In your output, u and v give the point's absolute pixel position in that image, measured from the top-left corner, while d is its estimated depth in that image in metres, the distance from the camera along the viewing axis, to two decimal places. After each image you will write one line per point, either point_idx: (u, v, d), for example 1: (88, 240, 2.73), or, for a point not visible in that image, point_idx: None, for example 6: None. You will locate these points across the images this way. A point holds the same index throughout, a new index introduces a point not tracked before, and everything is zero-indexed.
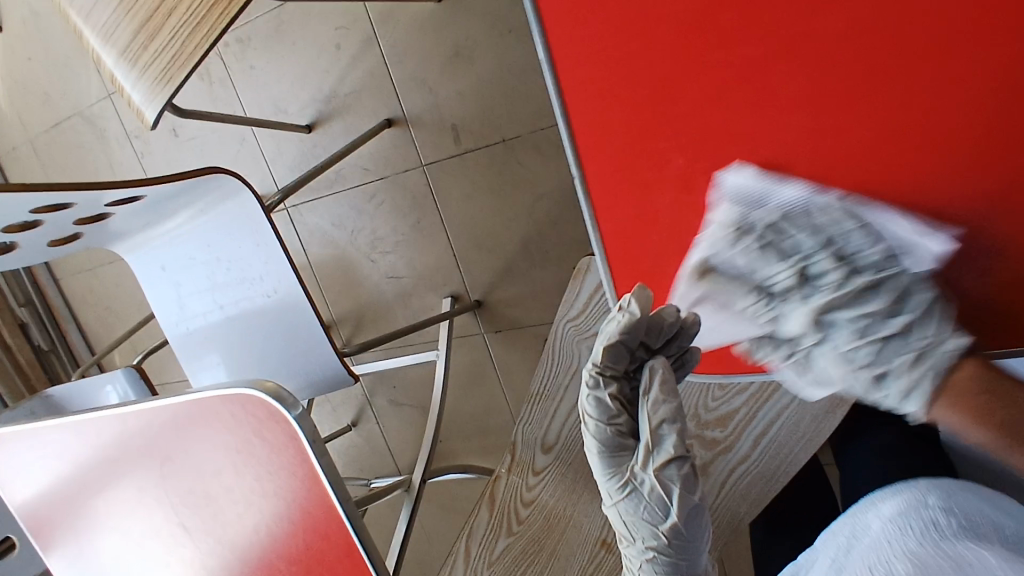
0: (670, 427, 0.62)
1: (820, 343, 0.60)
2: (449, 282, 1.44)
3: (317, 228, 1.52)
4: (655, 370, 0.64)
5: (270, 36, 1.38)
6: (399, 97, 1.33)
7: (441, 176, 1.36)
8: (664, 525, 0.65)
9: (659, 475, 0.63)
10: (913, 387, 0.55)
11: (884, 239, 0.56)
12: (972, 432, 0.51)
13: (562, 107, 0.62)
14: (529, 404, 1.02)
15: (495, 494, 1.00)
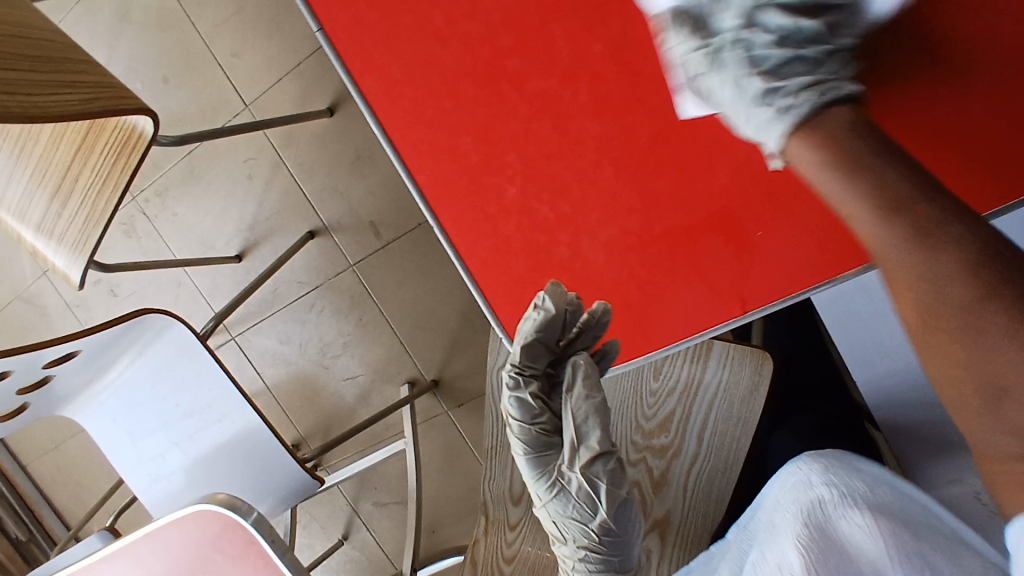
0: (590, 421, 0.70)
1: (720, 67, 0.52)
2: (403, 369, 1.47)
3: (267, 350, 1.55)
4: (577, 365, 0.70)
5: (186, 180, 1.47)
6: (316, 208, 1.41)
7: (371, 271, 1.42)
8: (595, 521, 0.72)
9: (586, 473, 0.70)
10: (787, 103, 0.49)
11: (830, 49, 0.50)
12: (822, 156, 0.47)
13: (375, 118, 0.61)
14: (487, 461, 1.03)
15: (477, 555, 1.02)
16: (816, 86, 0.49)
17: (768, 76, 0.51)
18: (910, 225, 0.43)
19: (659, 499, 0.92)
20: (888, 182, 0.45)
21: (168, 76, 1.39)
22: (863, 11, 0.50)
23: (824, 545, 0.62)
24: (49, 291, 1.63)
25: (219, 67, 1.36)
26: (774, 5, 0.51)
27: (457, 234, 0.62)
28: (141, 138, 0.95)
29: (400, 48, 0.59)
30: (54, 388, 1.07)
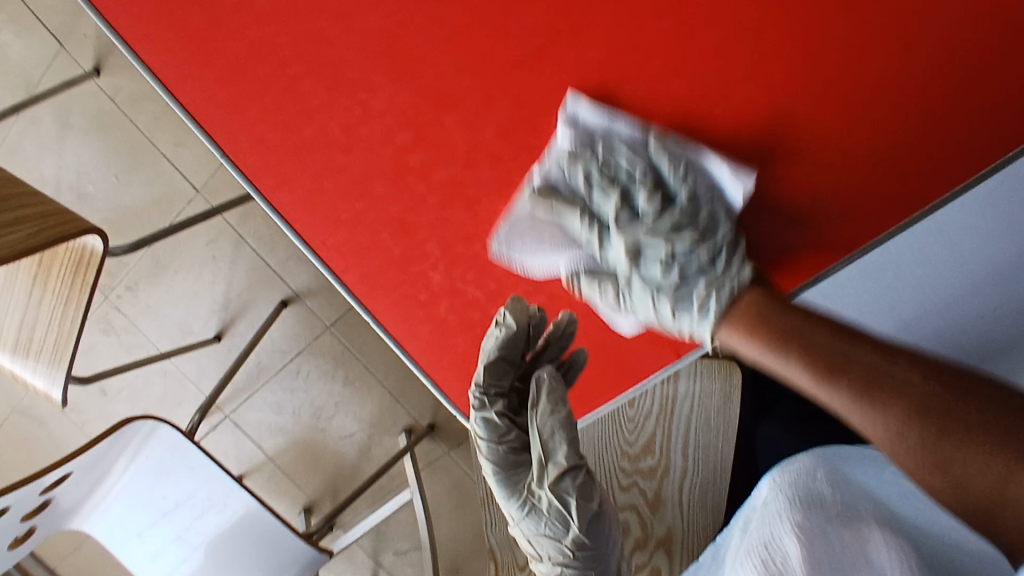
0: (557, 438, 0.68)
1: (634, 272, 0.58)
2: (398, 419, 1.48)
3: (262, 422, 1.56)
4: (540, 381, 0.69)
5: (154, 272, 1.48)
6: (285, 278, 1.42)
7: (349, 330, 1.44)
8: (567, 537, 0.72)
9: (555, 490, 0.69)
10: (703, 309, 0.56)
11: (695, 185, 0.55)
12: (756, 337, 0.53)
13: (294, 232, 0.68)
14: (487, 508, 1.04)
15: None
16: (716, 286, 0.56)
17: (665, 289, 0.58)
18: (864, 387, 0.47)
19: (658, 517, 0.93)
20: (829, 345, 0.49)
21: (119, 173, 1.39)
22: (726, 186, 0.55)
23: (825, 535, 0.69)
24: (42, 400, 1.64)
25: (164, 158, 1.37)
26: (637, 215, 0.56)
27: (390, 320, 0.72)
28: (94, 255, 0.97)
29: (308, 164, 0.65)
30: (57, 506, 1.08)
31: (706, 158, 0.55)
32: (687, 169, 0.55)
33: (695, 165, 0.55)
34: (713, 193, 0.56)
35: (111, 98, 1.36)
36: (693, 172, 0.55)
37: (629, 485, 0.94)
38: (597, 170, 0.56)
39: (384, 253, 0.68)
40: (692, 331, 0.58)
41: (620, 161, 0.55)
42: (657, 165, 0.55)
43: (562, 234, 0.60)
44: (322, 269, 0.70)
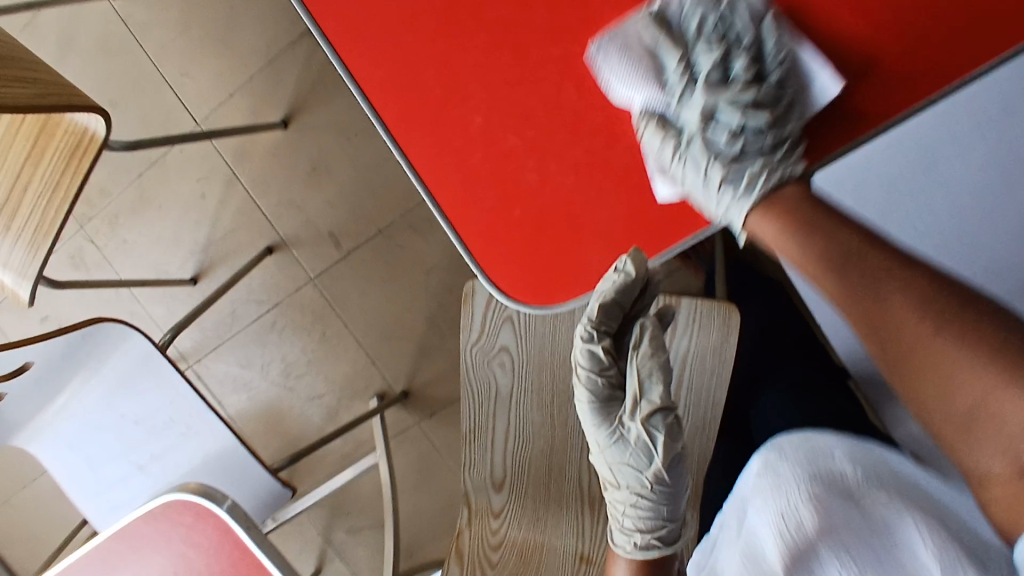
0: (654, 377, 0.72)
1: (704, 138, 0.62)
2: (371, 382, 1.43)
3: (227, 375, 1.50)
4: (645, 326, 0.73)
5: (137, 206, 1.45)
6: (273, 224, 1.40)
7: (332, 283, 1.41)
8: (650, 470, 0.73)
9: (645, 426, 0.72)
10: (748, 184, 0.60)
11: (787, 73, 0.58)
12: (779, 234, 0.59)
13: (339, 60, 0.68)
14: (468, 446, 0.98)
15: (462, 546, 0.99)
16: (766, 169, 0.60)
17: (723, 156, 0.62)
18: (859, 290, 0.54)
19: None
20: (840, 246, 0.56)
21: (115, 101, 1.38)
22: (813, 87, 0.58)
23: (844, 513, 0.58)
24: None
25: (168, 87, 1.36)
26: (727, 82, 0.60)
27: (425, 168, 0.68)
28: (94, 140, 0.95)
29: (380, 14, 0.67)
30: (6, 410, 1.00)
31: (813, 61, 0.57)
32: (787, 56, 0.58)
33: (796, 49, 0.58)
34: (800, 89, 0.59)
35: (124, 22, 1.36)
36: (793, 63, 0.58)
37: None
38: (711, 21, 0.59)
39: (429, 96, 0.67)
40: (727, 197, 0.60)
41: (736, 22, 0.59)
42: (761, 34, 0.58)
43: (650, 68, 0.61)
44: (369, 111, 0.68)
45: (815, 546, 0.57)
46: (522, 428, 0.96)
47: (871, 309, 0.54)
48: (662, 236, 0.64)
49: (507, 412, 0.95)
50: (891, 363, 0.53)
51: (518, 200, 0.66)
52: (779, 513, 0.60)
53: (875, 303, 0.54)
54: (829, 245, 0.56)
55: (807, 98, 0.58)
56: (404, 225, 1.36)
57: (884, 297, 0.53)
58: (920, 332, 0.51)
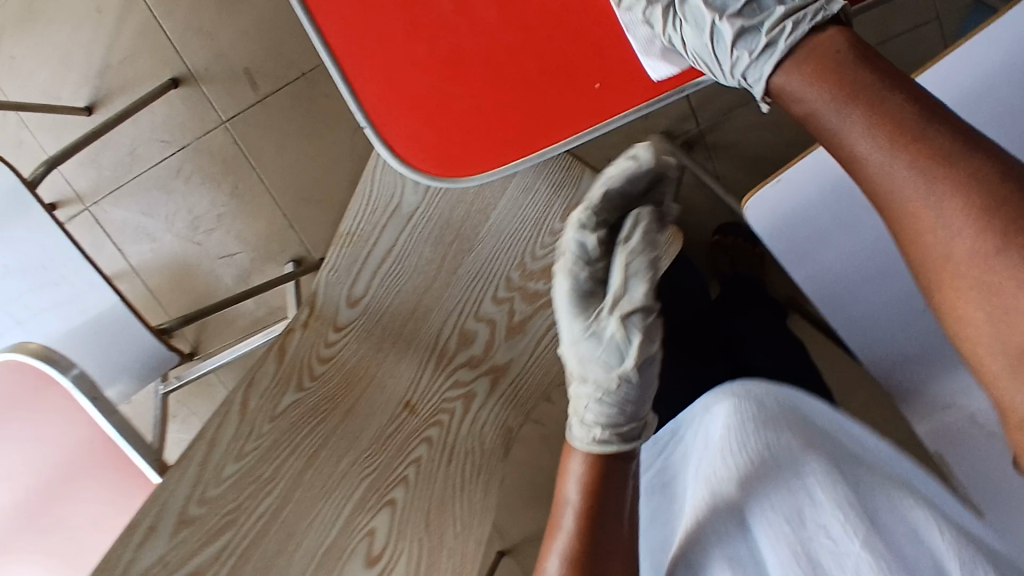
0: (640, 274, 0.65)
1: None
2: (288, 246, 1.31)
3: (127, 223, 1.35)
4: (638, 217, 0.67)
5: (17, 15, 1.23)
6: (179, 51, 1.21)
7: (246, 129, 1.24)
8: (620, 368, 0.65)
9: (623, 320, 0.64)
10: (773, 33, 0.55)
11: None
12: (811, 90, 0.52)
13: None
14: (339, 248, 0.84)
15: (288, 346, 0.84)
16: (791, 14, 0.55)
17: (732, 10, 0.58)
18: (928, 156, 0.44)
19: (508, 345, 0.87)
20: (893, 102, 0.47)
21: None
22: None
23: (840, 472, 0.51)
24: None
25: None
26: None
27: (332, 27, 0.65)
28: None
29: None
30: None
31: None
32: None
33: None
34: None
35: None
36: None
37: (522, 327, 0.86)
38: None
39: None
40: (743, 59, 0.57)
41: None
42: None
43: None
44: None
45: (800, 480, 0.50)
46: (403, 260, 0.84)
47: (906, 212, 0.45)
48: (576, 109, 0.65)
49: (401, 233, 0.83)
50: (927, 278, 0.45)
51: (440, 53, 0.65)
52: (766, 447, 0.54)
53: (921, 204, 0.44)
54: (868, 119, 0.47)
55: None
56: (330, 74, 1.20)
57: (924, 205, 0.44)
58: (969, 250, 0.42)
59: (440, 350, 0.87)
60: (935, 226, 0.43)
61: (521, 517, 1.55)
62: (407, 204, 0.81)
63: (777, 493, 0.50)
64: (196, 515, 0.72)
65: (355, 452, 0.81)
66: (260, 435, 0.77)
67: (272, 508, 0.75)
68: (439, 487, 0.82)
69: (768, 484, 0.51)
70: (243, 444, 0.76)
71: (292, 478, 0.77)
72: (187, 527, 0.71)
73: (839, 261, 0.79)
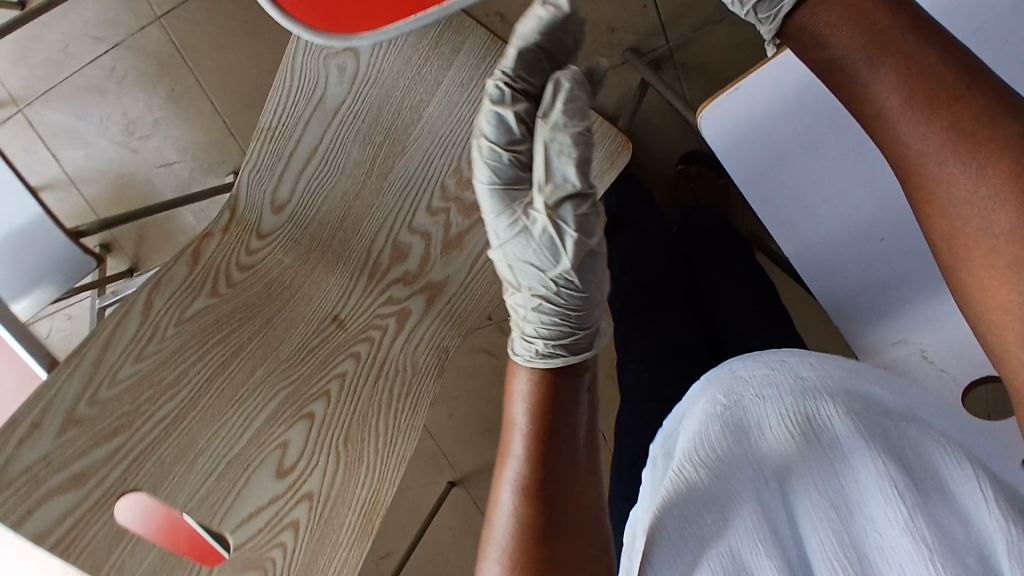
0: (569, 156, 0.58)
1: None
2: (229, 156, 1.23)
3: (60, 128, 1.26)
4: (560, 83, 0.59)
5: None
6: None
7: (182, 25, 1.15)
8: (553, 271, 0.60)
9: (554, 216, 0.59)
10: None
11: None
12: (837, 35, 0.47)
13: None
14: (258, 146, 0.77)
15: (202, 252, 0.78)
16: None
17: None
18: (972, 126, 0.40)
19: (444, 261, 0.83)
20: (938, 63, 0.42)
21: None
22: None
23: (880, 437, 0.51)
24: None
25: None
26: None
27: None
28: None
29: None
30: None
31: None
32: None
33: None
34: None
35: None
36: None
37: (459, 242, 0.82)
38: None
39: None
40: None
41: None
42: None
43: None
44: None
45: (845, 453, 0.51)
46: (331, 162, 0.78)
47: (939, 178, 0.41)
48: None
49: (326, 133, 0.76)
50: (941, 248, 0.43)
51: None
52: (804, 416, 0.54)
53: (955, 171, 0.41)
54: (900, 75, 0.43)
55: None
56: None
57: (960, 171, 0.41)
58: (1012, 229, 0.39)
59: (372, 264, 0.83)
60: (973, 199, 0.40)
61: (471, 449, 1.53)
62: (331, 99, 0.74)
63: (819, 473, 0.51)
64: (86, 416, 0.61)
65: (273, 362, 0.76)
66: (164, 339, 0.69)
67: (175, 414, 0.66)
68: (362, 402, 0.79)
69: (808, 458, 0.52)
70: (142, 346, 0.67)
71: (200, 384, 0.69)
72: None
73: (799, 187, 0.72)
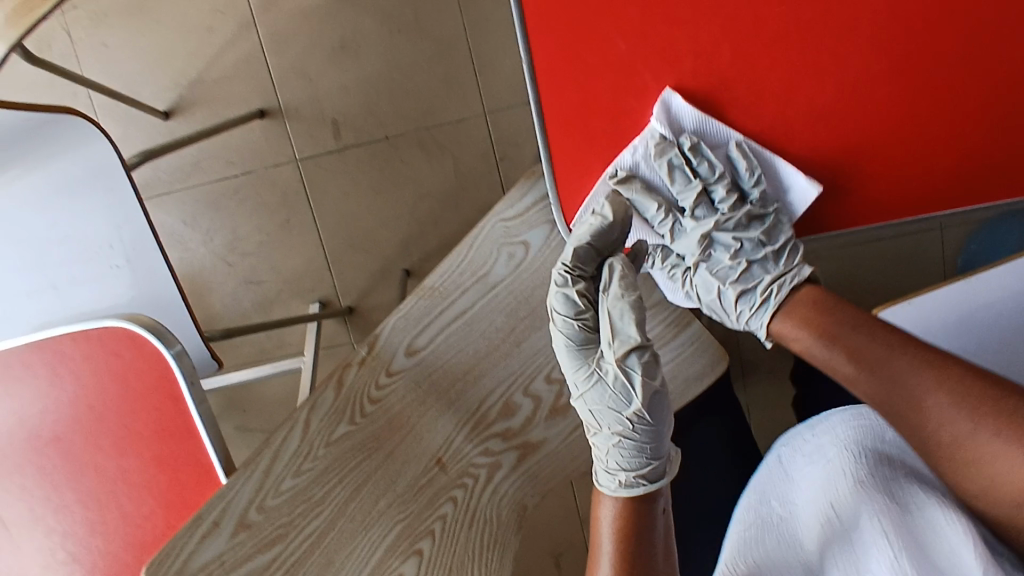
0: (627, 315, 0.69)
1: (701, 263, 0.81)
2: (318, 286, 1.35)
3: (163, 227, 1.36)
4: (613, 265, 0.72)
5: (129, 12, 1.27)
6: (276, 87, 1.27)
7: (316, 171, 1.30)
8: (628, 411, 0.70)
9: (621, 364, 0.70)
10: (765, 302, 0.77)
11: (764, 190, 0.77)
12: (813, 343, 0.72)
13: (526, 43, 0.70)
14: (416, 299, 0.89)
15: (345, 378, 0.85)
16: (775, 280, 0.77)
17: (730, 274, 0.79)
18: (944, 388, 0.62)
19: (547, 424, 0.92)
20: (905, 383, 0.65)
21: None
22: (788, 197, 0.76)
23: (883, 486, 0.67)
24: None
25: None
26: (716, 210, 0.80)
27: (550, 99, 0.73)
28: None
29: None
30: None
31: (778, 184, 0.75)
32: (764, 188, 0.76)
33: (767, 172, 0.75)
34: (775, 193, 0.77)
35: None
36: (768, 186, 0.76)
37: (564, 410, 0.92)
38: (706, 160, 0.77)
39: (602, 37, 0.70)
40: (745, 311, 0.78)
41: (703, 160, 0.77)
42: (731, 165, 0.77)
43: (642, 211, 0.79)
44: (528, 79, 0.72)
45: (849, 511, 0.67)
46: (478, 322, 0.90)
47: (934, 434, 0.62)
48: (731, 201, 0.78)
49: (480, 300, 0.89)
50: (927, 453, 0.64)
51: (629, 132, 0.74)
52: (823, 490, 0.72)
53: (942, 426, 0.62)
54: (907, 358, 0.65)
55: (785, 203, 0.77)
56: (408, 147, 1.28)
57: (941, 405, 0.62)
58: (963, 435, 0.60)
59: (479, 416, 0.90)
60: (944, 417, 0.61)
61: None
62: (493, 274, 0.89)
63: (831, 534, 0.68)
64: (254, 522, 0.76)
65: (391, 495, 0.83)
66: (315, 458, 0.80)
67: (321, 530, 0.78)
68: (459, 548, 0.85)
69: (825, 531, 0.69)
70: (300, 463, 0.79)
71: (338, 507, 0.80)
72: (245, 531, 0.75)
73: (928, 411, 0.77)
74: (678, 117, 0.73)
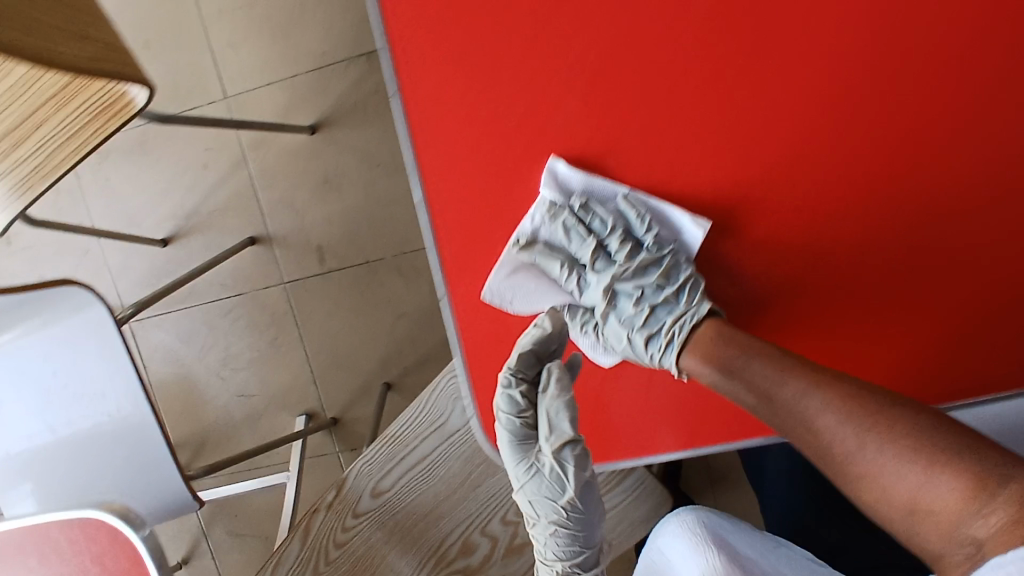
0: (563, 414, 0.70)
1: (610, 311, 0.72)
2: (304, 400, 1.42)
3: (161, 346, 1.45)
4: (551, 369, 0.70)
5: (133, 151, 1.38)
6: (265, 217, 1.36)
7: (302, 293, 1.38)
8: (563, 500, 0.73)
9: (557, 459, 0.71)
10: (670, 341, 0.67)
11: (659, 233, 0.70)
12: (718, 378, 0.63)
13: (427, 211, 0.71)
14: (378, 446, 0.97)
15: (311, 526, 0.95)
16: (677, 318, 0.67)
17: (635, 321, 0.70)
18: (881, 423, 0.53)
19: (504, 563, 0.96)
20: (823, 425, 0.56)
21: (150, 43, 1.33)
22: (686, 235, 0.70)
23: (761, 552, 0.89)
24: None
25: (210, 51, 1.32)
26: (613, 262, 0.71)
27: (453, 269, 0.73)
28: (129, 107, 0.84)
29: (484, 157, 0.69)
30: None
31: (675, 231, 0.70)
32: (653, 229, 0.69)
33: (658, 216, 0.69)
34: (669, 231, 0.70)
35: None
36: (661, 223, 0.70)
37: (520, 550, 0.96)
38: (600, 211, 0.70)
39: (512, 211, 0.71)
40: (653, 357, 0.69)
41: (596, 213, 0.70)
42: (621, 214, 0.70)
43: (545, 281, 0.73)
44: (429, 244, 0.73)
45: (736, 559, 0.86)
46: (436, 468, 0.96)
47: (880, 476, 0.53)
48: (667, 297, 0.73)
49: (438, 446, 0.96)
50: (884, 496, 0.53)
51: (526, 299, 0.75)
52: None
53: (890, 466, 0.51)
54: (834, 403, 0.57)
55: (682, 243, 0.70)
56: (387, 272, 1.36)
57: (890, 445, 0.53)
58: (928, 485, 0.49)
59: (440, 555, 0.95)
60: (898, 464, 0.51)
61: None
62: (449, 423, 0.96)
63: None
64: None
65: None
66: None
67: None
68: None
69: None
70: None
71: None
72: None
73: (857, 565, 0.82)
74: (562, 176, 0.69)
